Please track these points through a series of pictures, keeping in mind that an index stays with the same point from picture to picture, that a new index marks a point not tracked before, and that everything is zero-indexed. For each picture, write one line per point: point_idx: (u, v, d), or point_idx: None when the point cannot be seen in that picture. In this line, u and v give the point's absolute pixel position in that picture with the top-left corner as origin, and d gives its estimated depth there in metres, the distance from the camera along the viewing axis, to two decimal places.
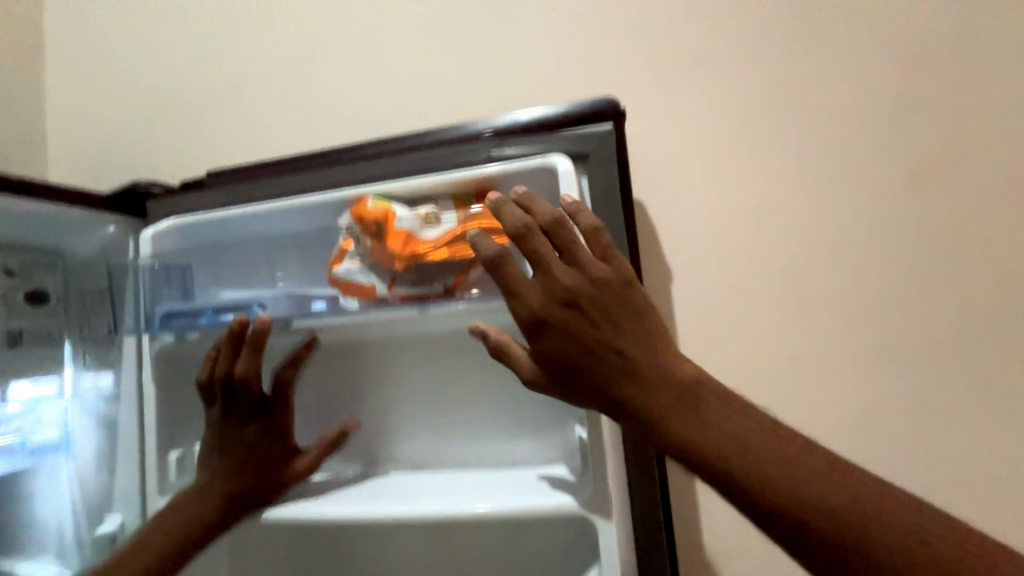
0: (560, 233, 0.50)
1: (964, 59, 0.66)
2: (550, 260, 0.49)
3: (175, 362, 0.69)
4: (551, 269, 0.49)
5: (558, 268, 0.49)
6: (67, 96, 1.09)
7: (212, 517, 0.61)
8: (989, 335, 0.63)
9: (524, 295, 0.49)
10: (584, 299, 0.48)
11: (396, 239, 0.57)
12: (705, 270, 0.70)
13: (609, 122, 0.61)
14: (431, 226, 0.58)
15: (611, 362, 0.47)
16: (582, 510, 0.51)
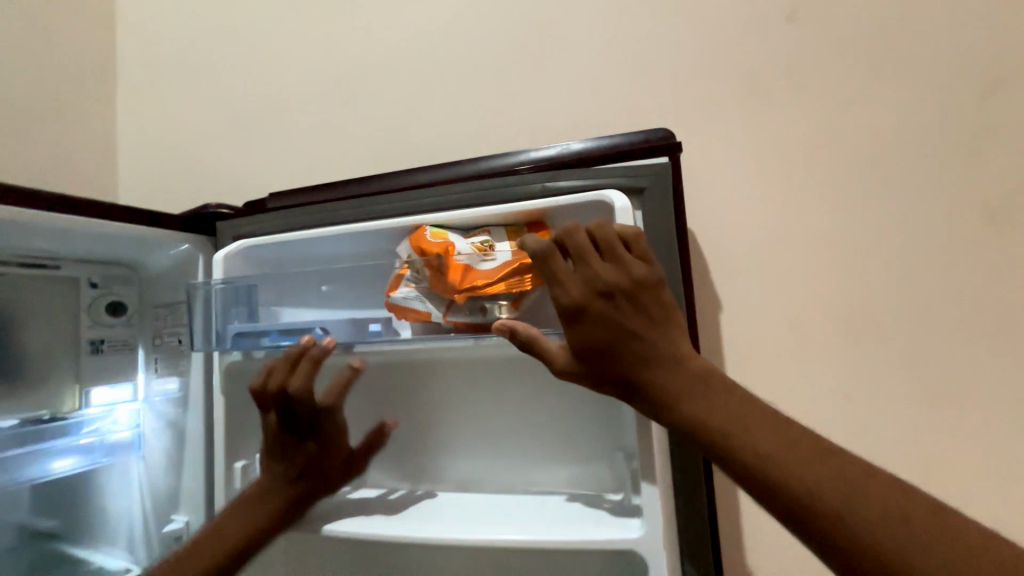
0: (602, 234, 0.50)
1: None
2: (591, 255, 0.49)
3: (240, 377, 0.72)
4: (591, 266, 0.49)
5: (599, 261, 0.49)
6: (137, 118, 1.17)
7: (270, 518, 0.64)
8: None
9: (565, 284, 0.49)
10: (622, 296, 0.48)
11: (456, 273, 0.59)
12: (755, 301, 0.70)
13: (665, 155, 0.61)
14: (488, 258, 0.60)
15: (647, 358, 0.46)
16: (634, 546, 0.52)
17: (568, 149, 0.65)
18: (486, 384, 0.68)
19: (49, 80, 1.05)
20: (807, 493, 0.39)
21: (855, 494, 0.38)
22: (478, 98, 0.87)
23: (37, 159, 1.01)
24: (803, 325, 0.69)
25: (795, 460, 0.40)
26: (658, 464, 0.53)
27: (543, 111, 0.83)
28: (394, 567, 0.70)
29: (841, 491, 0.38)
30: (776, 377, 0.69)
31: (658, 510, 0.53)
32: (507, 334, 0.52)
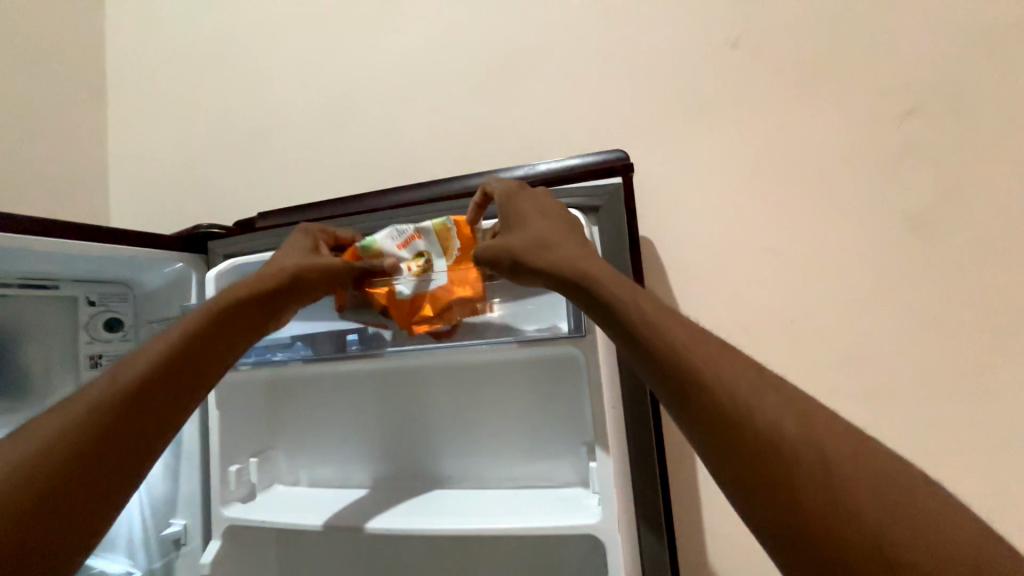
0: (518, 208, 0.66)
1: (954, 112, 0.70)
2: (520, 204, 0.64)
3: (232, 388, 0.77)
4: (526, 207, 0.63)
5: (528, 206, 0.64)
6: (128, 139, 1.22)
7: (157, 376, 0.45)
8: (982, 370, 0.67)
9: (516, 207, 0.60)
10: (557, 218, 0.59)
11: (399, 301, 0.65)
12: (707, 304, 0.76)
13: (619, 176, 0.67)
14: (425, 277, 0.65)
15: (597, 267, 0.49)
16: (594, 529, 0.58)
17: (533, 170, 0.71)
18: (465, 388, 0.73)
19: (42, 106, 1.10)
20: (753, 438, 0.35)
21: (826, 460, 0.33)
22: (454, 121, 0.92)
23: (32, 183, 1.06)
24: (753, 328, 0.75)
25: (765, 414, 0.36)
26: (613, 456, 0.60)
27: (514, 132, 0.88)
28: (379, 560, 0.75)
29: (775, 438, 0.35)
30: None
31: (614, 499, 0.58)
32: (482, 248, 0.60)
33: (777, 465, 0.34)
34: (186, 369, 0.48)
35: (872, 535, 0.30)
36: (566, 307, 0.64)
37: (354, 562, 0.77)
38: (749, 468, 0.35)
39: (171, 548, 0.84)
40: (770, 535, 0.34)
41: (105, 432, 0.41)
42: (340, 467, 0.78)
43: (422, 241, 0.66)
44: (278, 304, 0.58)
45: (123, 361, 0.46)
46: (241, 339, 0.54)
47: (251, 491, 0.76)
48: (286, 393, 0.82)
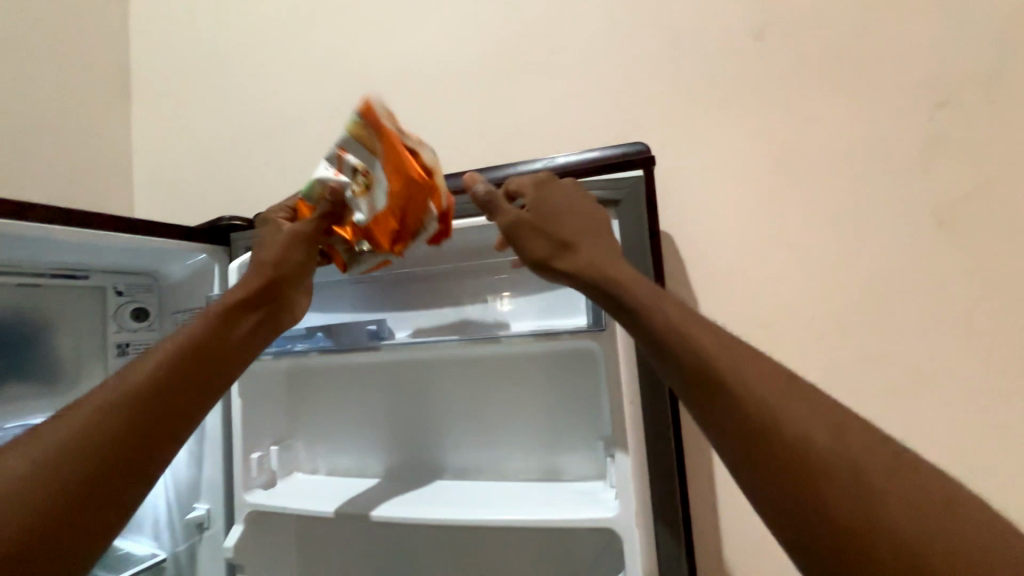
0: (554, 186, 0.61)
1: (991, 103, 0.68)
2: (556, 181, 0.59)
3: (255, 377, 0.78)
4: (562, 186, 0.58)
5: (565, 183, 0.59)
6: (152, 135, 1.24)
7: (164, 383, 0.46)
8: (1015, 371, 0.65)
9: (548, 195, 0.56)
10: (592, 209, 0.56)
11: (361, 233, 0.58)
12: (727, 300, 0.75)
13: (641, 169, 0.66)
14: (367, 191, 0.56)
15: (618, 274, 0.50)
16: (610, 522, 0.58)
17: (553, 163, 0.70)
18: (481, 381, 0.74)
19: (69, 102, 1.13)
20: (774, 446, 0.35)
21: (849, 469, 0.33)
22: (472, 116, 0.92)
23: (60, 177, 1.09)
24: (775, 326, 0.73)
25: (787, 420, 0.36)
26: (632, 451, 0.59)
27: (532, 126, 0.88)
28: (395, 547, 0.76)
29: (799, 445, 0.35)
30: None
31: (632, 493, 0.58)
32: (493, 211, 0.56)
33: (813, 475, 0.33)
34: (183, 388, 0.47)
35: (914, 552, 0.30)
36: (585, 303, 0.65)
37: (370, 549, 0.78)
38: (771, 476, 0.35)
39: (194, 532, 0.86)
40: (805, 548, 0.33)
41: (98, 454, 0.40)
42: (358, 457, 0.79)
43: (352, 155, 0.57)
44: (274, 306, 0.57)
45: (117, 376, 0.45)
46: (243, 352, 0.53)
47: (272, 478, 0.78)
48: (306, 383, 0.84)
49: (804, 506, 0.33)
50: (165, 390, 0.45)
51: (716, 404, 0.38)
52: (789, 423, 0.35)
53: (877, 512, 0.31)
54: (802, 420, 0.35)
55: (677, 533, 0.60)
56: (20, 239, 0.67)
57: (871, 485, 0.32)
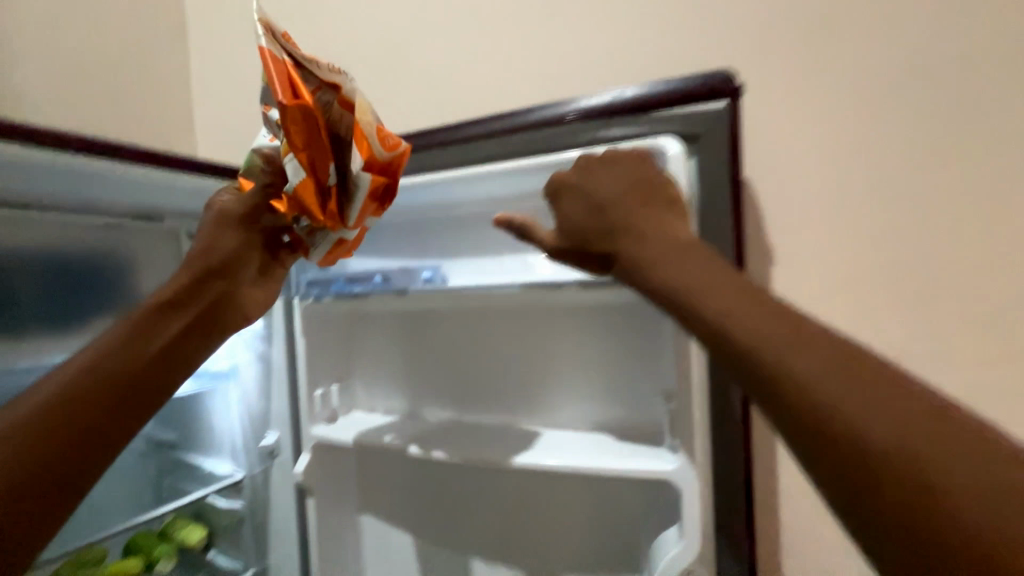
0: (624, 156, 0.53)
1: None
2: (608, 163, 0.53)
3: (317, 318, 0.81)
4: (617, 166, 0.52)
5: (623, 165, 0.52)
6: (207, 78, 1.25)
7: (94, 388, 0.45)
8: None
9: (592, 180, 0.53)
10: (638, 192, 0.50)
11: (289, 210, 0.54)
12: (809, 253, 0.68)
13: (725, 100, 0.58)
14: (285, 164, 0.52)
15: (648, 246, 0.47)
16: (669, 475, 0.56)
17: (623, 95, 0.61)
18: (535, 331, 0.73)
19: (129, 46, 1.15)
20: (830, 434, 0.32)
21: (926, 464, 0.29)
22: (526, 46, 0.83)
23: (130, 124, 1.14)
24: (860, 286, 0.66)
25: (850, 409, 0.31)
26: (695, 408, 0.57)
27: (595, 56, 0.79)
28: (449, 484, 0.80)
29: (857, 442, 0.31)
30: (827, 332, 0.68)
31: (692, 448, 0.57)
32: (505, 224, 0.58)
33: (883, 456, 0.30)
34: (108, 403, 0.45)
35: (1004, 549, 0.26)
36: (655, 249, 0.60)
37: (425, 484, 0.82)
38: (822, 466, 0.32)
39: (266, 458, 0.93)
40: (868, 529, 0.30)
41: (12, 477, 0.38)
42: (411, 400, 0.82)
43: (274, 111, 0.54)
44: (216, 295, 0.56)
45: (26, 396, 0.42)
46: (181, 356, 0.52)
47: (333, 413, 0.82)
48: (364, 326, 0.86)
49: (857, 495, 0.30)
50: (95, 395, 0.44)
51: (768, 378, 0.35)
52: (850, 414, 0.31)
53: (949, 513, 0.28)
54: (867, 411, 0.31)
55: (739, 493, 0.58)
56: (96, 180, 0.69)
57: (948, 488, 0.28)
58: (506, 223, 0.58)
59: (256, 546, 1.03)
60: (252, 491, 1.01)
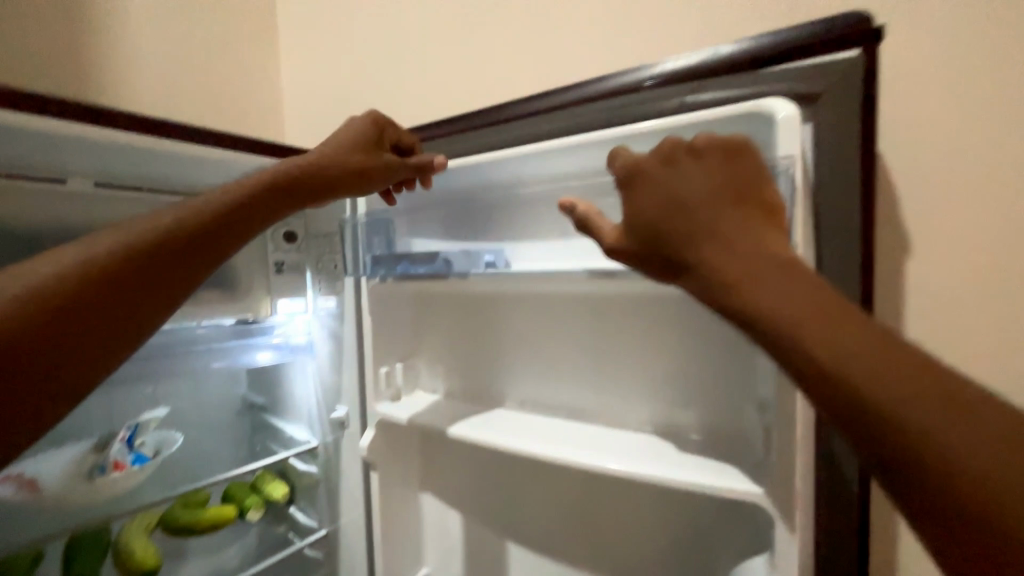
0: (676, 161, 0.41)
1: None
2: (675, 166, 0.41)
3: (382, 300, 0.82)
4: (675, 172, 0.41)
5: (683, 169, 0.40)
6: (293, 58, 1.25)
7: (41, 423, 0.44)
8: None
9: (625, 205, 0.43)
10: (684, 203, 0.39)
11: None
12: (941, 256, 0.55)
13: (857, 48, 0.47)
14: None
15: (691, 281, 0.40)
16: (766, 503, 0.47)
17: (715, 53, 0.54)
18: (614, 322, 0.66)
19: (227, 29, 1.19)
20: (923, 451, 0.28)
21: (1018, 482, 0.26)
22: (598, 17, 0.76)
23: (214, 98, 1.16)
24: (965, 340, 0.54)
25: (932, 413, 0.28)
26: (799, 423, 0.46)
27: (676, 18, 0.69)
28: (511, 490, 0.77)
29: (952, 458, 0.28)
30: (943, 340, 0.55)
31: (793, 467, 0.46)
32: (568, 208, 0.49)
33: (857, 391, 0.30)
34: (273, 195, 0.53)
35: (998, 503, 0.26)
36: (785, 116, 0.45)
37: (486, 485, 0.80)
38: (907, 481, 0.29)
39: (338, 428, 1.00)
40: (902, 481, 0.29)
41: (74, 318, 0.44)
42: (487, 385, 0.79)
43: None
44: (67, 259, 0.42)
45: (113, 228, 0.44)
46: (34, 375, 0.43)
47: (398, 392, 0.83)
48: (419, 309, 0.86)
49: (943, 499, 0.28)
50: None
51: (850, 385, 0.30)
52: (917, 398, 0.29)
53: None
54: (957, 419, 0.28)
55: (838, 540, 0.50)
56: (167, 160, 0.70)
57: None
58: (569, 209, 0.49)
59: (329, 507, 1.11)
60: (326, 457, 1.10)
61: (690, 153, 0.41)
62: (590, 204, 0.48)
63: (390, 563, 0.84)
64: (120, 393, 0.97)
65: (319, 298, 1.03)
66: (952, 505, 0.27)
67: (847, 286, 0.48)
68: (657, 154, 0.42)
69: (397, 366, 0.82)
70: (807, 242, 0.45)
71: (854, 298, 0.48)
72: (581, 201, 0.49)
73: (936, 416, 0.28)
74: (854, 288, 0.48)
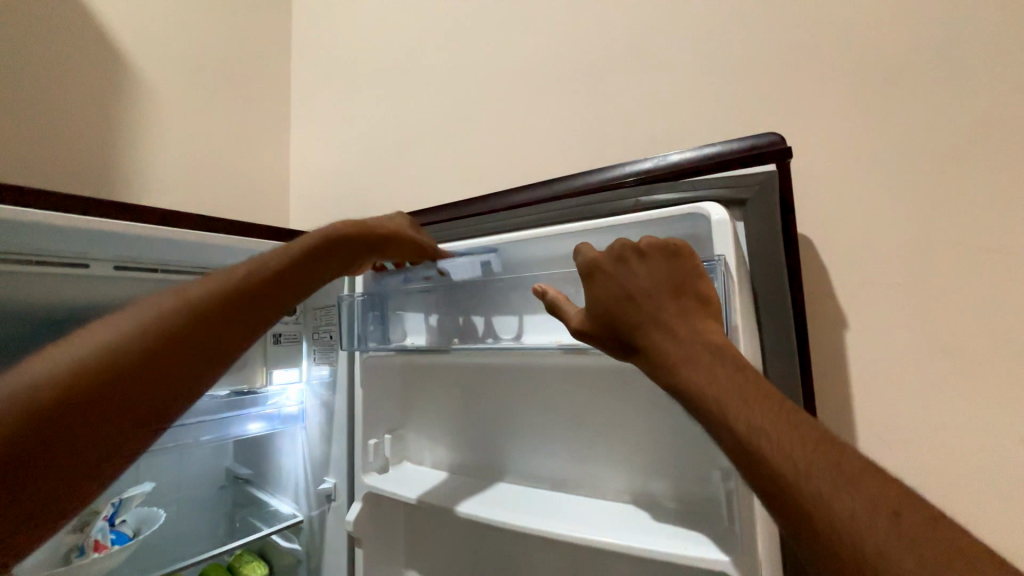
0: (627, 260, 0.49)
1: (994, 125, 0.58)
2: (627, 263, 0.49)
3: (374, 371, 0.86)
4: (627, 268, 0.49)
5: (634, 265, 0.48)
6: (302, 156, 1.42)
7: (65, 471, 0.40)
8: (1012, 418, 0.54)
9: (586, 295, 0.51)
10: (634, 295, 0.47)
11: None
12: (869, 328, 0.62)
13: (772, 162, 0.58)
14: None
15: (643, 362, 0.46)
16: (733, 569, 0.49)
17: (665, 161, 0.65)
18: (587, 395, 0.71)
19: (245, 131, 1.35)
20: (823, 521, 0.32)
21: (900, 550, 0.29)
22: (567, 126, 0.91)
23: (228, 190, 1.30)
24: (902, 404, 0.59)
25: (827, 482, 0.33)
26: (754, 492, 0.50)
27: (631, 129, 0.83)
28: (497, 566, 0.77)
29: (845, 528, 0.31)
30: (884, 406, 0.60)
31: (754, 534, 0.49)
32: (540, 293, 0.56)
33: (770, 461, 0.35)
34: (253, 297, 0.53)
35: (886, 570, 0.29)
36: (720, 217, 0.53)
37: (473, 560, 0.79)
38: (817, 551, 0.32)
39: (325, 501, 1.00)
40: (805, 545, 0.33)
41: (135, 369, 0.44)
42: (471, 455, 0.82)
43: None
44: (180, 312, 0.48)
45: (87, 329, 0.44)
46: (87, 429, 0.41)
47: (385, 463, 0.85)
48: (409, 379, 0.91)
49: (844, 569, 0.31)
50: None
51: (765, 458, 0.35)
52: (813, 471, 0.33)
53: None
54: (850, 493, 0.32)
55: None
56: (188, 248, 0.78)
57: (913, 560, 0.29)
58: (541, 294, 0.56)
59: None
60: (308, 535, 1.06)
61: (638, 254, 0.49)
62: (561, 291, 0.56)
63: None
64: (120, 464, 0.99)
65: (313, 367, 1.07)
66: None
67: (787, 359, 0.54)
68: (610, 253, 0.50)
69: (386, 436, 0.84)
70: (748, 323, 0.53)
71: (795, 369, 0.54)
72: (548, 288, 0.56)
73: (834, 488, 0.33)
74: (794, 360, 0.54)
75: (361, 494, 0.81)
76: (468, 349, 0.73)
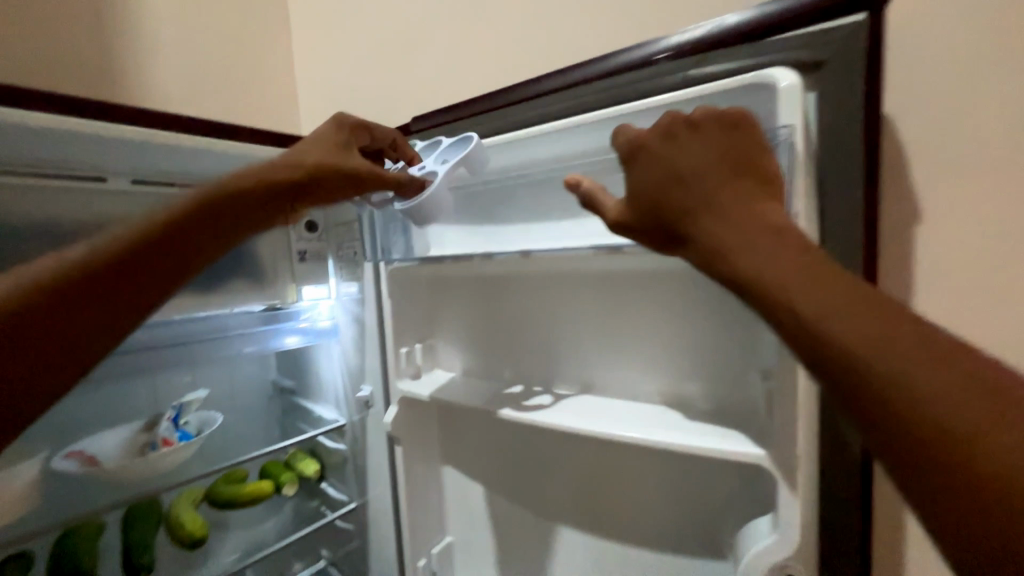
0: (677, 136, 0.42)
1: None
2: (676, 139, 0.42)
3: (400, 283, 0.85)
4: (677, 144, 0.42)
5: (685, 141, 0.42)
6: (308, 61, 1.31)
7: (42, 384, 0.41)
8: None
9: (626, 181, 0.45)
10: (685, 173, 0.41)
11: None
12: (950, 218, 0.54)
13: (862, 12, 0.47)
14: None
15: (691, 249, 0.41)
16: (769, 462, 0.49)
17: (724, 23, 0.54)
18: (620, 300, 0.68)
19: (243, 33, 1.24)
20: (901, 400, 0.29)
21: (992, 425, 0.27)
22: None
23: (237, 101, 1.23)
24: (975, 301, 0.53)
25: (910, 361, 0.29)
26: (800, 389, 0.48)
27: None
28: (529, 461, 0.81)
29: (927, 403, 0.28)
30: (953, 304, 0.54)
31: (795, 429, 0.48)
32: (572, 185, 0.51)
33: (841, 341, 0.31)
34: (106, 273, 0.45)
35: (973, 443, 0.27)
36: (790, 84, 0.45)
37: (506, 456, 0.84)
38: (889, 430, 0.29)
39: (364, 406, 1.06)
40: (872, 426, 0.30)
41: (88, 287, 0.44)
42: (501, 362, 0.82)
43: None
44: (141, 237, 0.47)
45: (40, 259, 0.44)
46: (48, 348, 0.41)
47: (418, 370, 0.87)
48: (436, 290, 0.90)
49: (923, 446, 0.28)
50: None
51: (837, 339, 0.31)
52: (894, 349, 0.30)
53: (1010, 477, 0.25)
54: (937, 370, 0.29)
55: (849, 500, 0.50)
56: (200, 157, 0.73)
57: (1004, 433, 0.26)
58: (575, 185, 0.51)
59: (356, 482, 1.16)
60: (352, 436, 1.15)
61: (690, 128, 0.42)
62: (596, 181, 0.50)
63: (415, 529, 0.88)
64: (96, 395, 0.94)
65: (341, 283, 1.08)
66: (926, 455, 0.28)
67: (851, 251, 0.49)
68: (656, 129, 0.44)
69: (417, 345, 0.86)
70: (810, 208, 0.47)
71: (859, 262, 0.48)
72: (582, 178, 0.50)
73: (915, 364, 0.29)
74: (859, 253, 0.48)
75: (396, 397, 0.84)
76: (495, 255, 0.70)
